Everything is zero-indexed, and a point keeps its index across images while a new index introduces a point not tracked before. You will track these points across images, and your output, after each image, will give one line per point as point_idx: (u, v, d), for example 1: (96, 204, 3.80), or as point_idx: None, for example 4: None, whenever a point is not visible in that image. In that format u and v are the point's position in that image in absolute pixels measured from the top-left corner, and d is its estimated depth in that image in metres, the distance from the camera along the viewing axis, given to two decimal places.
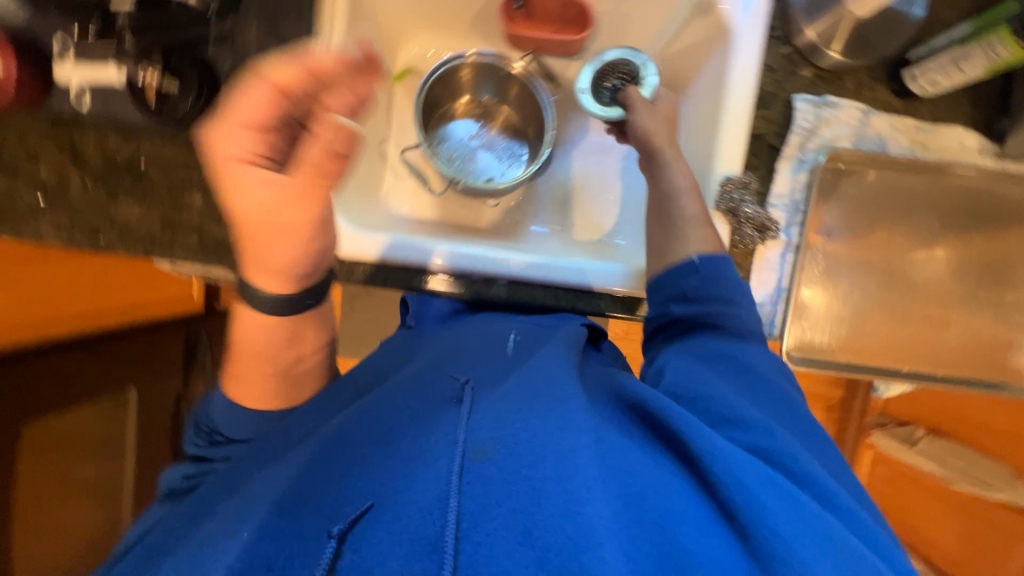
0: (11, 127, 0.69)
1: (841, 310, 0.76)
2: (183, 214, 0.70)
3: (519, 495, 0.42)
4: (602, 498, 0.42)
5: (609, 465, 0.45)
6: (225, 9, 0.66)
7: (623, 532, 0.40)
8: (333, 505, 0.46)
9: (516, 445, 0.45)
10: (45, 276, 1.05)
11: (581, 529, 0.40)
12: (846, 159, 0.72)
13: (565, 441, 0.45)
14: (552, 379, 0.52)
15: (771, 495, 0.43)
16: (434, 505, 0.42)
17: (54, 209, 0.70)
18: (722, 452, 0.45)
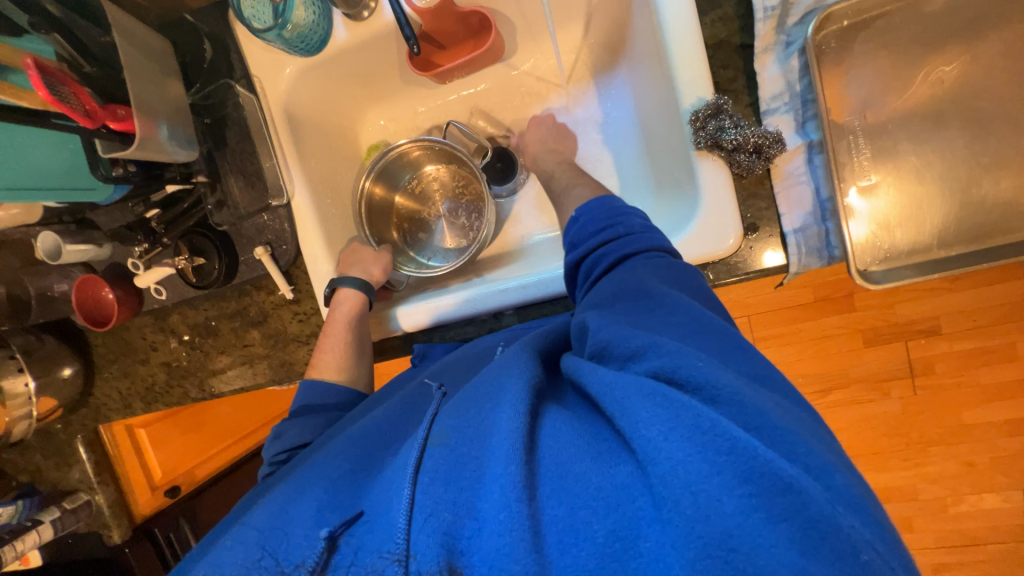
0: (134, 330, 0.92)
1: (924, 200, 0.58)
2: (252, 350, 0.85)
3: (465, 474, 0.38)
4: (521, 461, 0.36)
5: (542, 436, 0.38)
6: (211, 181, 0.77)
7: (529, 492, 0.35)
8: (299, 516, 0.41)
9: (478, 411, 0.41)
10: (207, 432, 1.31)
11: (512, 491, 0.34)
12: (848, 14, 0.56)
13: (501, 412, 0.40)
14: (501, 363, 0.47)
15: (678, 420, 0.34)
16: (388, 494, 0.39)
17: (181, 379, 0.91)
18: (619, 384, 0.37)
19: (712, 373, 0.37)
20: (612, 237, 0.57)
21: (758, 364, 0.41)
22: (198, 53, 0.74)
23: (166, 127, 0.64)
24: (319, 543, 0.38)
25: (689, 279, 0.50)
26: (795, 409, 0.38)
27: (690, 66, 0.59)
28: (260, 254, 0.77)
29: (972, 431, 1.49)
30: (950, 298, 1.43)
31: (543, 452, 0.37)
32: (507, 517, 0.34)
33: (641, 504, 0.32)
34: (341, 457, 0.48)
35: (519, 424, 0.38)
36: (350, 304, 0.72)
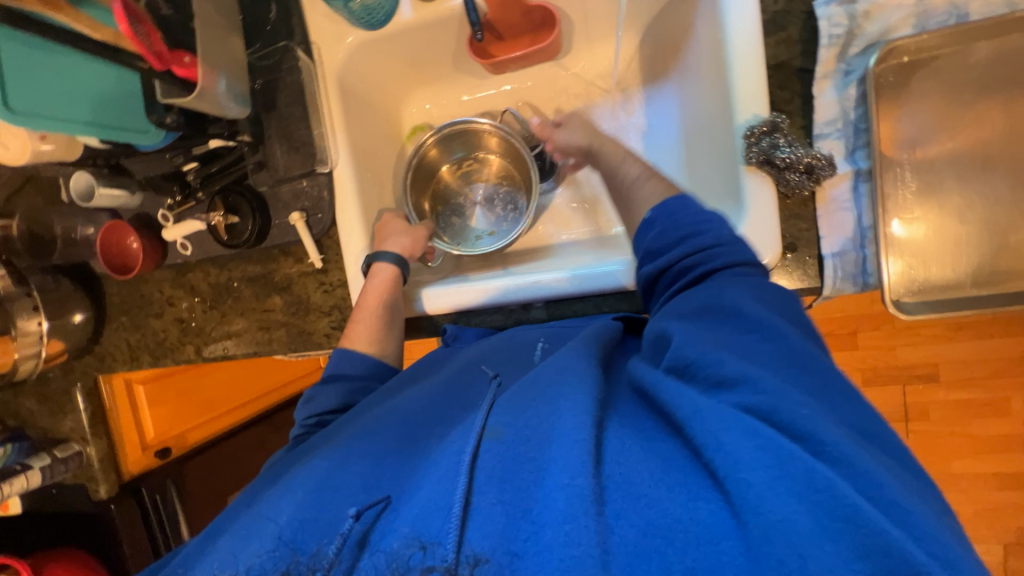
0: (152, 282, 0.91)
1: (962, 239, 0.59)
2: (272, 315, 0.85)
3: (525, 473, 0.39)
4: (592, 472, 0.37)
5: (607, 448, 0.40)
6: (255, 141, 0.78)
7: (597, 505, 0.35)
8: (347, 492, 0.45)
9: (545, 413, 0.43)
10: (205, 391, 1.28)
11: (579, 503, 0.35)
12: (909, 50, 0.58)
13: (569, 418, 0.41)
14: (565, 366, 0.48)
15: (761, 460, 0.35)
16: (449, 490, 0.40)
17: (193, 337, 0.90)
18: (708, 414, 0.38)
19: (808, 420, 0.37)
20: (692, 250, 0.55)
21: (852, 408, 0.41)
22: (260, 14, 0.75)
23: (225, 81, 0.64)
24: (346, 522, 0.42)
25: (765, 295, 0.50)
26: (880, 452, 0.39)
27: (752, 83, 0.60)
28: (296, 219, 0.77)
29: (960, 481, 1.51)
30: (951, 347, 1.46)
31: (609, 465, 0.38)
32: (574, 529, 0.34)
33: (726, 543, 0.33)
34: (386, 437, 0.52)
35: (589, 435, 0.39)
36: (386, 278, 0.72)
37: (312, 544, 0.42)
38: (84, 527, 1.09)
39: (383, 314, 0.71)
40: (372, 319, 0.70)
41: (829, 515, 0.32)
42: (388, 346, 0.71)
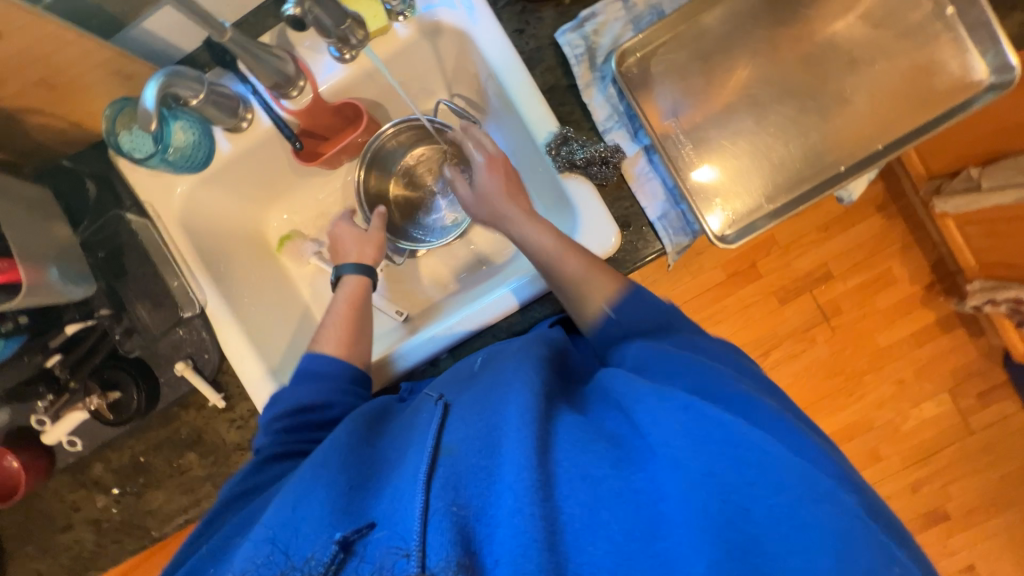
0: (49, 495, 0.83)
1: (745, 169, 0.72)
2: (192, 475, 0.80)
3: (479, 481, 0.40)
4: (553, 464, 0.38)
5: (569, 440, 0.41)
6: (115, 312, 0.76)
7: (552, 498, 0.37)
8: (302, 523, 0.42)
9: (504, 416, 0.43)
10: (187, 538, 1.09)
11: (524, 496, 0.37)
12: (637, 48, 0.71)
13: (523, 419, 0.41)
14: (516, 366, 0.49)
15: (705, 411, 0.40)
16: (406, 508, 0.39)
17: (114, 533, 0.82)
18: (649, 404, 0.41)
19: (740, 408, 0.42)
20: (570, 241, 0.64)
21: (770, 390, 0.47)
22: (80, 192, 0.75)
23: (57, 268, 0.64)
24: (333, 545, 0.39)
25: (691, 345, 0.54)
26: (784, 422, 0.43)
27: (535, 112, 0.70)
28: (181, 370, 0.76)
29: (891, 351, 1.67)
30: (829, 244, 1.66)
31: (573, 454, 0.40)
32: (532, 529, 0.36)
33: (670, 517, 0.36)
34: (331, 467, 0.46)
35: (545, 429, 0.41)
36: (358, 284, 0.76)
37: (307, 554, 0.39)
38: None
39: (358, 315, 0.74)
40: (344, 327, 0.72)
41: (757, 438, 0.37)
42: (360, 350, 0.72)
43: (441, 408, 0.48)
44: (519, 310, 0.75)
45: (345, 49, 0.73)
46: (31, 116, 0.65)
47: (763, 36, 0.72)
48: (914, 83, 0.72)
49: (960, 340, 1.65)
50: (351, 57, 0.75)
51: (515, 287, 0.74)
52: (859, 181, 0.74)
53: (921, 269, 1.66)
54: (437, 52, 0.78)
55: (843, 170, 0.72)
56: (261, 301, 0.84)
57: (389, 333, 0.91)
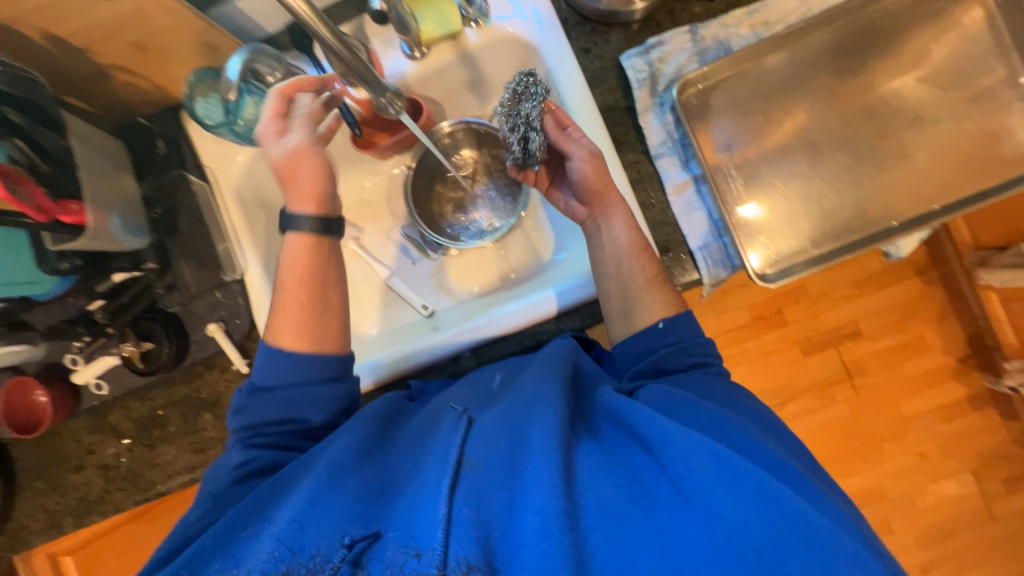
0: (68, 434, 0.85)
1: (793, 211, 0.71)
2: (204, 435, 0.82)
3: (499, 500, 0.45)
4: (559, 492, 0.42)
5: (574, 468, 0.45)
6: (161, 266, 0.79)
7: (567, 523, 0.41)
8: (331, 516, 0.47)
9: (527, 445, 0.47)
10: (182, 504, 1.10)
11: (552, 523, 0.41)
12: (700, 80, 0.72)
13: (541, 447, 0.46)
14: (536, 389, 0.53)
15: (706, 458, 0.42)
16: (425, 520, 0.44)
17: (122, 481, 0.84)
18: (670, 439, 0.44)
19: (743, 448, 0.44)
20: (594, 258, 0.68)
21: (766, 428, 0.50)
22: (149, 150, 0.79)
23: (119, 218, 0.68)
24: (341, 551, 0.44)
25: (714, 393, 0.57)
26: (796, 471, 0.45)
27: (592, 129, 0.72)
28: (214, 330, 0.78)
29: (914, 421, 1.61)
30: (861, 301, 1.61)
31: (583, 485, 0.44)
32: (547, 545, 0.40)
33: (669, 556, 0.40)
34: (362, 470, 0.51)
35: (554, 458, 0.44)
36: (299, 257, 0.64)
37: (313, 549, 0.45)
38: None
39: (310, 300, 0.63)
40: (308, 307, 0.63)
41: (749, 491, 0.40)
42: (325, 334, 0.64)
43: (464, 423, 0.52)
44: (545, 320, 0.75)
45: (416, 47, 0.75)
46: (116, 75, 0.69)
47: (829, 83, 0.72)
48: (976, 150, 0.71)
49: (989, 421, 1.58)
50: (421, 55, 0.77)
51: (538, 298, 0.74)
52: (909, 240, 0.73)
53: (957, 341, 1.60)
54: (504, 62, 0.80)
55: (895, 226, 0.70)
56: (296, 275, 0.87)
57: (414, 325, 0.93)
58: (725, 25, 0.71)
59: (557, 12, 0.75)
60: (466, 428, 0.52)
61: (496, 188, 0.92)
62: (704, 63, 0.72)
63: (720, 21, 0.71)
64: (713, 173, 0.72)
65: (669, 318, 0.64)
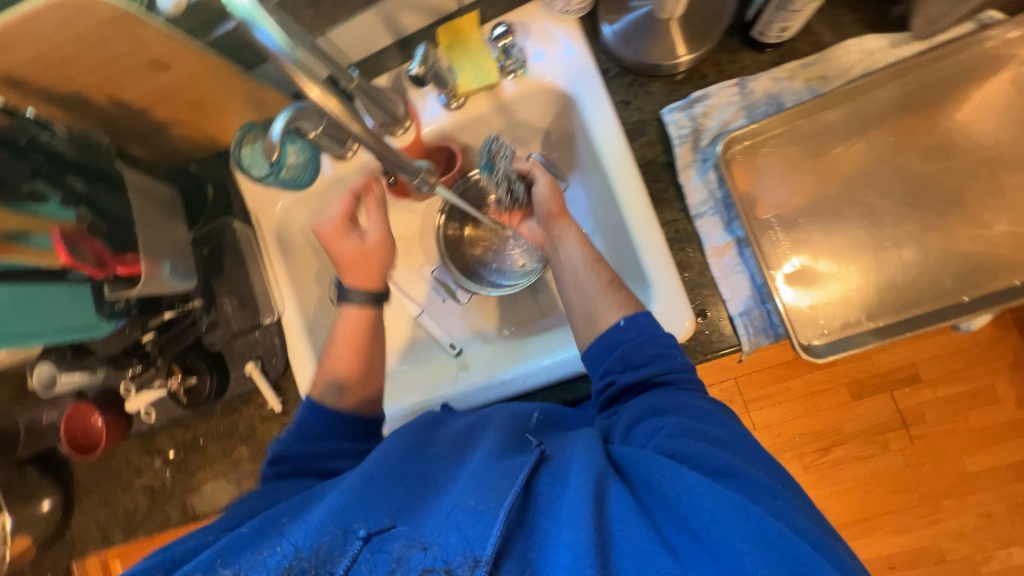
0: (120, 454, 0.91)
1: (849, 278, 0.66)
2: (240, 466, 0.85)
3: (546, 521, 0.42)
4: (594, 527, 0.39)
5: (611, 502, 0.42)
6: (207, 304, 0.83)
7: (601, 558, 0.37)
8: (371, 516, 0.46)
9: (576, 468, 0.46)
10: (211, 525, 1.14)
11: (584, 554, 0.37)
12: (747, 136, 0.68)
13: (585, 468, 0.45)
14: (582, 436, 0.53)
15: (712, 499, 0.40)
16: (466, 522, 0.42)
17: (164, 504, 0.88)
18: (696, 487, 0.42)
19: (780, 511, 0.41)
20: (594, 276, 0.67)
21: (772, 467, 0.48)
22: (199, 195, 0.84)
23: (169, 264, 0.71)
24: (356, 542, 0.44)
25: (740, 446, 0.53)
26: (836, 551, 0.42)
27: (627, 187, 0.69)
28: (251, 369, 0.81)
29: (978, 479, 1.45)
30: (919, 345, 1.48)
31: (613, 513, 0.41)
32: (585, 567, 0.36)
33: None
34: (393, 488, 0.49)
35: (592, 491, 0.42)
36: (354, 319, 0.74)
37: (313, 545, 0.43)
38: None
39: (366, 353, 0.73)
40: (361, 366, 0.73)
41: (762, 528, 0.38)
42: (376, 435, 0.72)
43: (538, 455, 0.49)
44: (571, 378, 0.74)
45: (452, 98, 0.75)
46: (175, 125, 0.73)
47: (894, 140, 0.66)
48: None
49: None
50: (457, 105, 0.77)
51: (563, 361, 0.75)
52: (984, 314, 0.65)
53: None
54: (538, 112, 0.79)
55: (967, 302, 0.64)
56: (331, 314, 0.89)
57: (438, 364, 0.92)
58: (778, 77, 0.67)
59: (597, 63, 0.73)
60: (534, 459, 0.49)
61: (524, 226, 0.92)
62: (754, 117, 0.68)
63: (771, 74, 0.67)
64: (758, 233, 0.67)
65: (630, 316, 0.62)
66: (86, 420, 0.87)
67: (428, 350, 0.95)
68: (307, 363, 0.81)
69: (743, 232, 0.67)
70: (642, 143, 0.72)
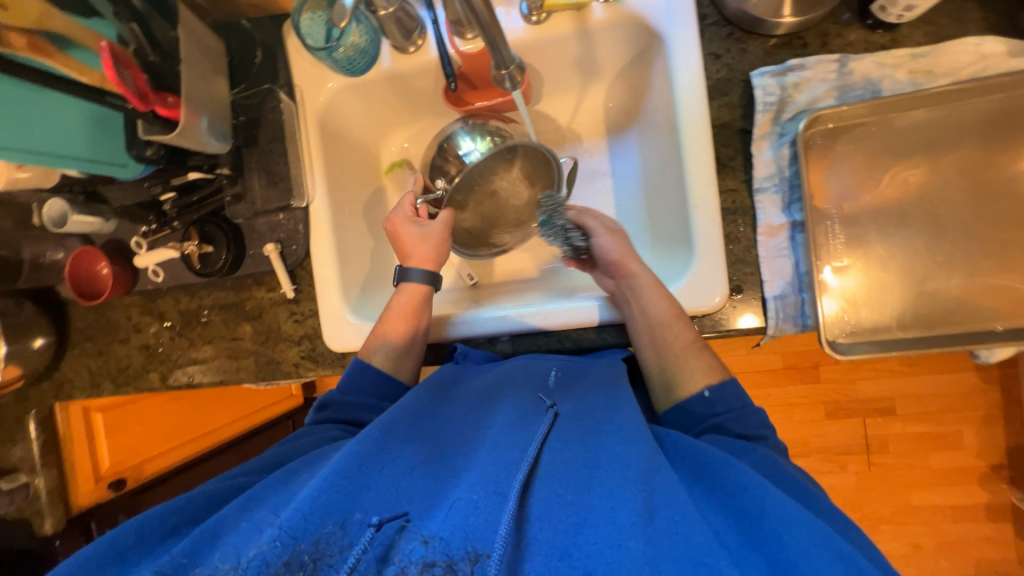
0: (120, 309, 0.89)
1: (893, 285, 0.65)
2: (242, 344, 0.85)
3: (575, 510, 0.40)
4: (646, 530, 0.37)
5: (657, 500, 0.40)
6: (234, 174, 0.79)
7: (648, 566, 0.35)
8: (377, 497, 0.42)
9: (605, 460, 0.44)
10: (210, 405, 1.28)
11: (634, 560, 0.35)
12: (834, 118, 0.65)
13: (630, 462, 0.43)
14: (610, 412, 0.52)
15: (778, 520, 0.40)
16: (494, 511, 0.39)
17: (159, 364, 0.88)
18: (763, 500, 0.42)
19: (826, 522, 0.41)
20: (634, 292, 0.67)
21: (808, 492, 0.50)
22: (247, 56, 0.79)
23: (207, 119, 0.68)
24: (367, 532, 0.39)
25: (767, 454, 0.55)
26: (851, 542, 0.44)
27: (695, 147, 0.67)
28: (270, 251, 0.79)
29: (919, 512, 1.52)
30: (906, 380, 1.49)
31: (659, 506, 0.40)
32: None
33: None
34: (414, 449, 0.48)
35: (641, 489, 0.40)
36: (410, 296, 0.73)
37: (313, 535, 0.39)
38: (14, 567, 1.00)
39: (421, 330, 0.72)
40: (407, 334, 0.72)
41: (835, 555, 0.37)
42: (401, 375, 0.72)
43: (552, 420, 0.50)
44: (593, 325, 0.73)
45: (536, 10, 0.71)
46: None
47: (981, 154, 0.64)
48: None
49: (1001, 532, 1.49)
50: (538, 20, 0.72)
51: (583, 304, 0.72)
52: (1007, 348, 0.66)
53: (994, 448, 1.48)
54: (618, 48, 0.76)
55: (998, 331, 0.64)
56: (359, 214, 0.86)
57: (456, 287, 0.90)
58: (884, 61, 0.63)
59: (697, 7, 0.69)
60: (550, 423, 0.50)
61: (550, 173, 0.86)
62: (846, 99, 0.64)
63: (877, 57, 0.63)
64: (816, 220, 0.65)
65: (715, 387, 0.62)
66: (91, 267, 0.84)
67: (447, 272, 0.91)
68: (329, 254, 0.79)
69: (800, 216, 0.65)
70: (722, 103, 0.69)
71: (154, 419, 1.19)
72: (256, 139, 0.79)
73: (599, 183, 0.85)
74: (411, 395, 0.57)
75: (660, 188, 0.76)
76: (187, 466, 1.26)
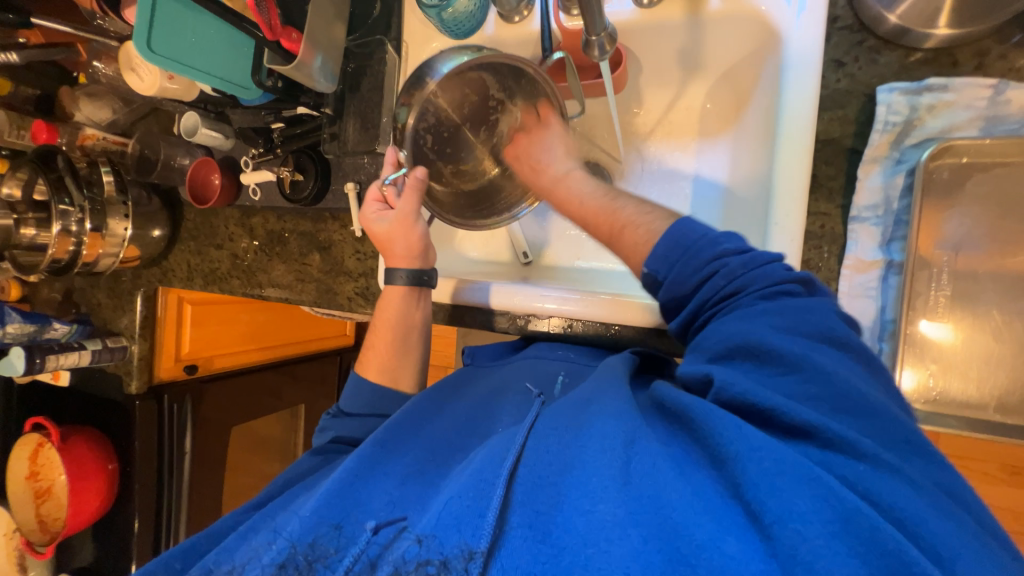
0: (221, 218, 1.02)
1: (1006, 358, 0.55)
2: (309, 270, 0.93)
3: (545, 497, 0.39)
4: (619, 495, 0.36)
5: (635, 467, 0.38)
6: (334, 115, 0.85)
7: (616, 546, 0.34)
8: (371, 507, 0.48)
9: (569, 439, 0.43)
10: (265, 317, 1.44)
11: (604, 530, 0.35)
12: (971, 151, 0.55)
13: (597, 438, 0.41)
14: (592, 386, 0.50)
15: (773, 465, 0.34)
16: (468, 516, 0.40)
17: (241, 273, 1.00)
18: (750, 450, 0.36)
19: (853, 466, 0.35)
20: (726, 290, 0.47)
21: (841, 383, 0.39)
22: (366, 6, 0.84)
23: (320, 59, 0.76)
24: (364, 534, 0.45)
25: (790, 319, 0.44)
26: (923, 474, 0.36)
27: (790, 160, 0.61)
28: (350, 189, 0.84)
29: None
30: (1004, 491, 1.23)
31: (637, 484, 0.37)
32: (593, 554, 0.34)
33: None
34: (413, 462, 0.54)
35: (616, 455, 0.39)
36: (398, 303, 0.73)
37: (309, 539, 0.45)
38: (102, 415, 1.19)
39: (403, 343, 0.74)
40: (388, 349, 0.74)
41: (837, 509, 0.31)
42: (413, 375, 0.76)
43: (535, 414, 0.50)
44: (614, 321, 0.72)
45: None
46: None
47: None
48: None
49: None
50: (649, 4, 0.71)
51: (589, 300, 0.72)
52: None
53: None
54: (730, 43, 0.71)
55: None
56: None
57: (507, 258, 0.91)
58: None
59: (830, 6, 0.62)
60: (537, 412, 0.50)
61: (625, 163, 0.83)
62: (995, 132, 0.55)
63: None
64: (920, 265, 0.57)
65: (654, 259, 0.51)
66: (206, 177, 0.97)
67: (502, 243, 0.92)
68: None
69: (900, 256, 0.58)
70: (834, 117, 0.62)
71: (224, 319, 1.34)
72: (358, 82, 0.85)
73: (673, 187, 0.79)
74: (414, 402, 0.64)
75: (748, 202, 0.70)
76: (244, 371, 1.41)
